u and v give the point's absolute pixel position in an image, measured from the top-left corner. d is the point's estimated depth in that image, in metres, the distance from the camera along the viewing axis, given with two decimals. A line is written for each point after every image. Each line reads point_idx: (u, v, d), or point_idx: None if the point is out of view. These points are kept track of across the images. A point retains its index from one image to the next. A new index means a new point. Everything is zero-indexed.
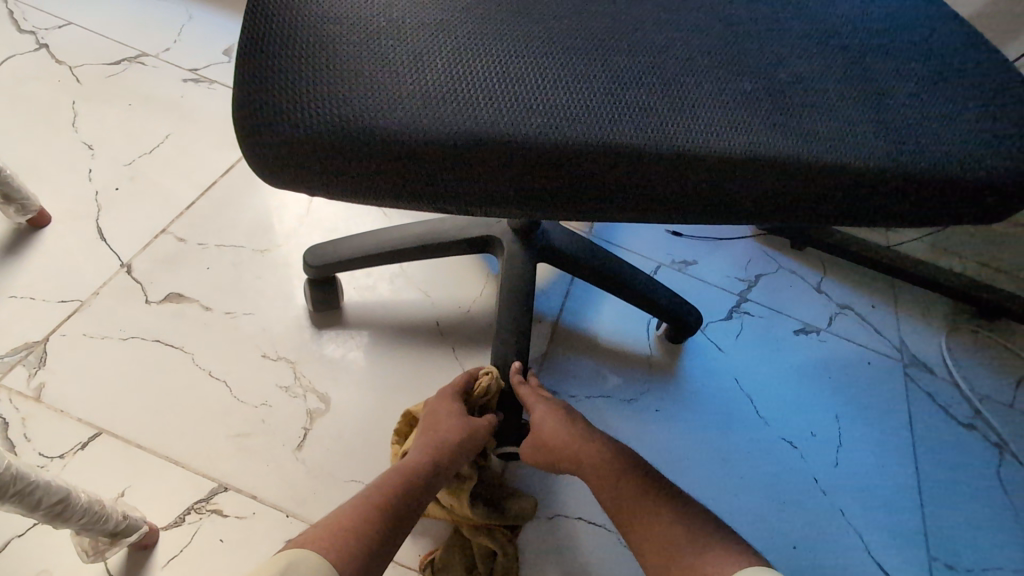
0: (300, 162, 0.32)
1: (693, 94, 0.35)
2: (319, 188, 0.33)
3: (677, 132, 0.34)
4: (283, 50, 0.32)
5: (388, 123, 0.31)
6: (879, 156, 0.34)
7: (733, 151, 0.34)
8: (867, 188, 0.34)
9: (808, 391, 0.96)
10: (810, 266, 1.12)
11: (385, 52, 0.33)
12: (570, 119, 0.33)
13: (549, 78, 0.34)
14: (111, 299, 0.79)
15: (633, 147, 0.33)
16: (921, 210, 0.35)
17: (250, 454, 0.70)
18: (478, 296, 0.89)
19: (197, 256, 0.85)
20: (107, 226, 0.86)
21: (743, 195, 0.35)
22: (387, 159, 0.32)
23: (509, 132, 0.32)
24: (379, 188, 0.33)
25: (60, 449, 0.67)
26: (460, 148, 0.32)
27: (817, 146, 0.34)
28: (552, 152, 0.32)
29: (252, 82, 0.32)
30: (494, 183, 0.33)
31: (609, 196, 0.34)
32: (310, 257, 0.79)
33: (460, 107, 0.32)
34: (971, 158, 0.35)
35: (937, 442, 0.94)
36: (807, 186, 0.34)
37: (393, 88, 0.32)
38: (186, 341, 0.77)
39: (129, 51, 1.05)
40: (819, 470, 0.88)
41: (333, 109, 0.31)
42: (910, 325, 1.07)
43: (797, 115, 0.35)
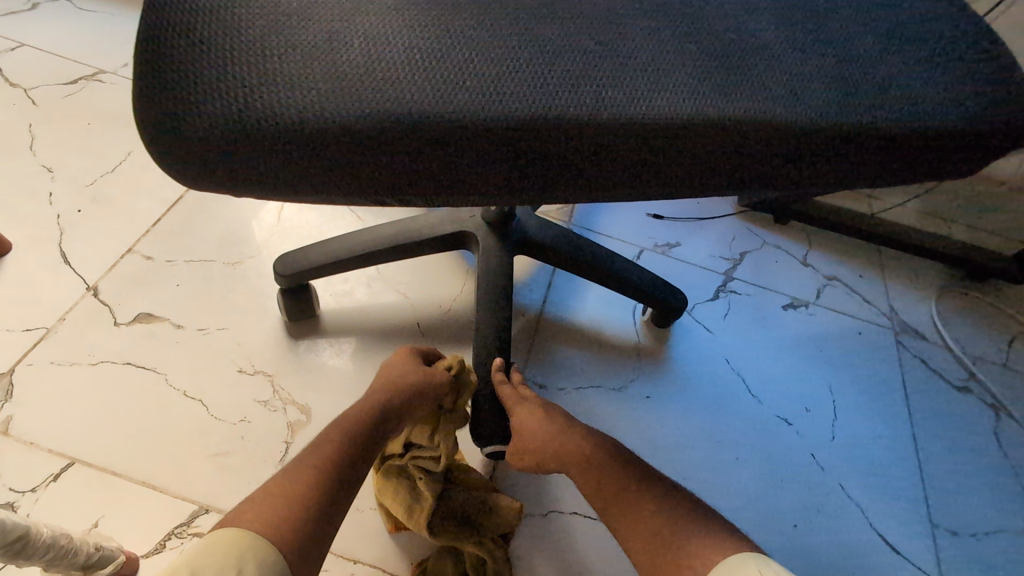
0: (214, 161, 0.30)
1: (629, 61, 0.34)
2: (241, 187, 0.32)
3: (613, 99, 0.32)
4: (186, 43, 0.30)
5: (304, 113, 0.30)
6: (827, 114, 0.34)
7: (673, 116, 0.33)
8: (823, 148, 0.34)
9: (799, 366, 0.95)
10: (794, 240, 1.11)
11: (298, 38, 0.32)
12: (499, 98, 0.31)
13: (475, 51, 0.33)
14: (78, 324, 0.77)
15: (567, 118, 0.32)
16: (872, 165, 0.35)
17: (231, 472, 0.68)
18: (459, 295, 0.87)
19: (166, 273, 0.83)
20: (71, 249, 0.83)
21: (689, 162, 0.34)
22: (306, 153, 0.30)
23: (435, 116, 0.31)
24: (304, 184, 0.31)
25: (31, 482, 0.65)
26: (385, 131, 0.30)
27: (764, 106, 0.33)
28: (482, 128, 0.31)
29: (152, 80, 0.30)
30: (425, 169, 0.32)
31: (547, 175, 0.33)
32: (280, 265, 0.77)
33: (381, 91, 0.31)
34: (927, 111, 0.34)
35: (932, 406, 0.93)
36: (756, 149, 0.34)
37: (308, 76, 0.31)
38: (158, 362, 0.75)
39: (86, 69, 1.02)
40: (816, 445, 0.87)
41: (242, 102, 0.30)
42: (898, 291, 1.07)
43: (743, 75, 0.34)
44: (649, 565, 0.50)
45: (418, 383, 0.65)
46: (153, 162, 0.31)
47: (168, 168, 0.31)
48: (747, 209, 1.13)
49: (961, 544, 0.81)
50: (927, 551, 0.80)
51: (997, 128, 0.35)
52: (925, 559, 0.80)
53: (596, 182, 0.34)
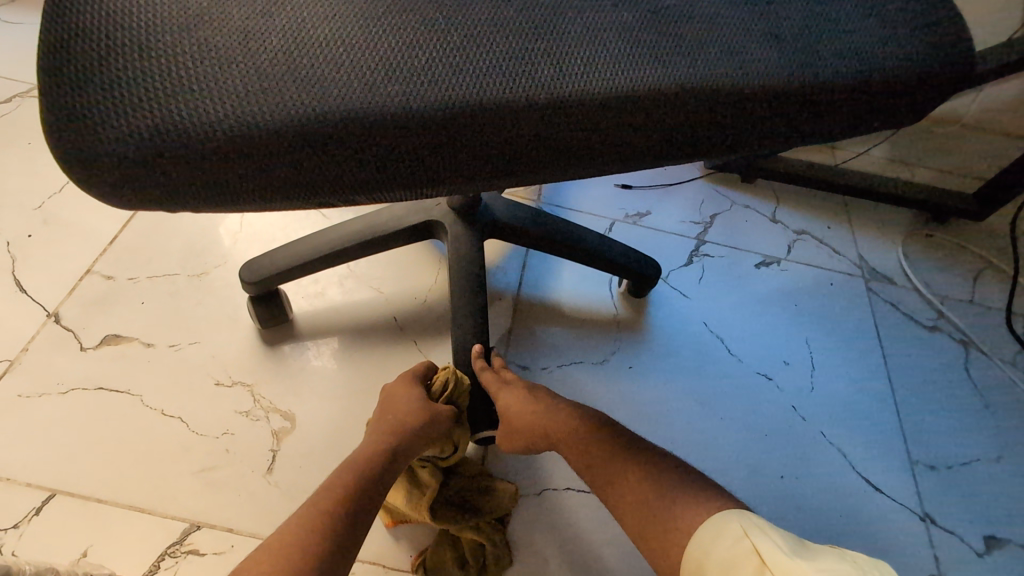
0: (142, 178, 0.29)
1: (563, 36, 0.33)
2: (176, 204, 0.30)
3: (547, 78, 0.32)
4: (96, 59, 0.29)
5: (230, 119, 0.29)
6: (769, 75, 0.34)
7: (610, 90, 0.32)
8: (770, 107, 0.34)
9: (775, 322, 0.96)
10: (762, 198, 1.12)
11: (215, 41, 0.30)
12: (432, 86, 0.31)
13: (401, 38, 0.32)
14: (43, 353, 0.74)
15: (502, 102, 0.31)
16: (820, 120, 0.35)
17: (219, 487, 0.68)
18: (433, 285, 0.86)
19: (130, 292, 0.80)
20: (26, 276, 0.80)
21: (632, 135, 0.33)
22: (237, 162, 0.29)
23: (368, 111, 0.30)
24: (241, 193, 0.30)
25: (13, 518, 0.64)
26: (315, 133, 0.29)
27: (703, 71, 0.33)
28: (415, 120, 0.30)
29: (65, 102, 0.28)
30: (365, 167, 0.31)
31: (492, 161, 0.32)
32: (246, 273, 0.75)
33: (309, 89, 0.30)
34: (870, 63, 0.34)
35: (905, 348, 0.96)
36: (700, 116, 0.33)
37: (230, 80, 0.29)
38: (132, 383, 0.73)
39: (19, 86, 0.97)
40: (796, 397, 0.89)
41: (163, 114, 0.28)
42: (866, 240, 1.09)
43: (679, 41, 0.34)
44: (638, 532, 0.51)
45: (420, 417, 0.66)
46: (75, 186, 0.29)
47: (94, 191, 0.29)
48: (714, 171, 1.13)
49: (941, 477, 0.84)
50: (909, 487, 0.83)
51: (940, 73, 0.35)
52: (907, 495, 0.83)
53: (543, 163, 0.33)
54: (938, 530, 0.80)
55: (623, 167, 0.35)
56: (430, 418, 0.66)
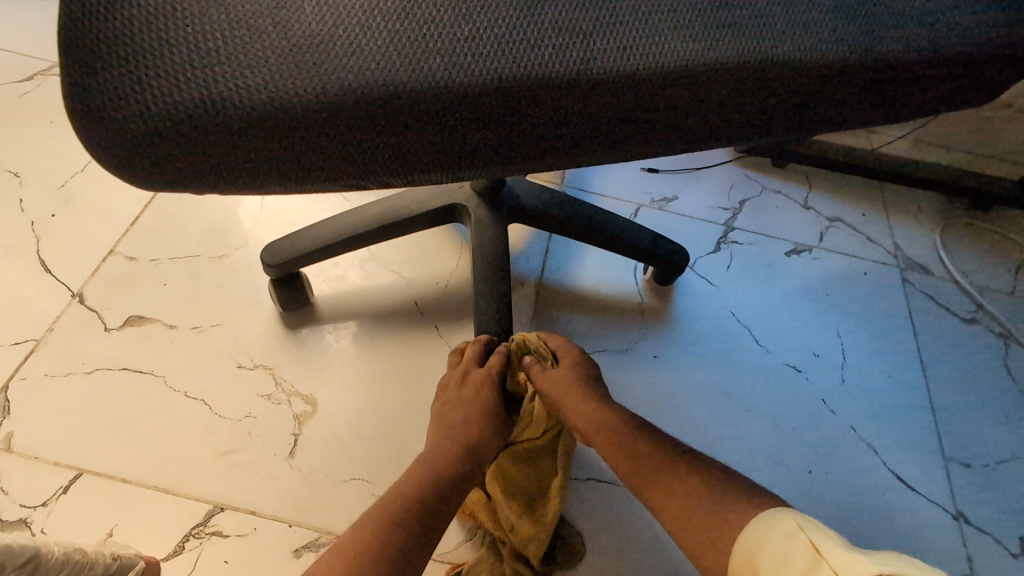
0: (166, 155, 0.28)
1: (609, 4, 0.31)
2: (199, 182, 0.29)
3: (602, 47, 0.30)
4: (109, 25, 0.27)
5: (258, 93, 0.27)
6: (837, 47, 0.31)
7: (668, 62, 0.30)
8: (831, 83, 0.32)
9: (805, 311, 0.93)
10: (794, 183, 1.08)
11: (239, 9, 0.28)
12: (471, 58, 0.29)
13: (445, 3, 0.30)
14: (68, 332, 0.74)
15: (554, 74, 0.29)
16: (881, 100, 0.33)
17: (242, 469, 0.68)
18: (455, 269, 0.85)
19: (151, 273, 0.80)
20: (50, 257, 0.80)
21: (689, 114, 0.31)
22: (263, 139, 0.27)
23: (403, 86, 0.28)
24: (271, 175, 0.29)
25: (41, 496, 0.64)
26: (357, 108, 0.28)
27: (768, 40, 0.31)
28: (462, 93, 0.28)
29: (79, 72, 0.27)
30: (398, 146, 0.29)
31: (532, 140, 0.31)
32: (268, 256, 0.74)
33: (340, 61, 0.28)
34: (936, 33, 0.32)
35: (941, 341, 0.92)
36: (764, 91, 0.31)
37: (262, 52, 0.28)
38: (155, 364, 0.73)
39: (39, 64, 0.96)
40: (826, 390, 0.87)
41: (186, 86, 0.27)
42: (903, 227, 1.04)
43: (740, 7, 0.32)
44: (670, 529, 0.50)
45: (475, 401, 0.65)
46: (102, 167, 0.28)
47: (113, 169, 0.28)
48: (744, 154, 1.09)
49: (974, 476, 0.82)
50: (942, 486, 0.81)
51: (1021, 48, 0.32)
52: (940, 494, 0.80)
53: (585, 143, 0.31)
54: (972, 530, 0.78)
55: (668, 147, 0.33)
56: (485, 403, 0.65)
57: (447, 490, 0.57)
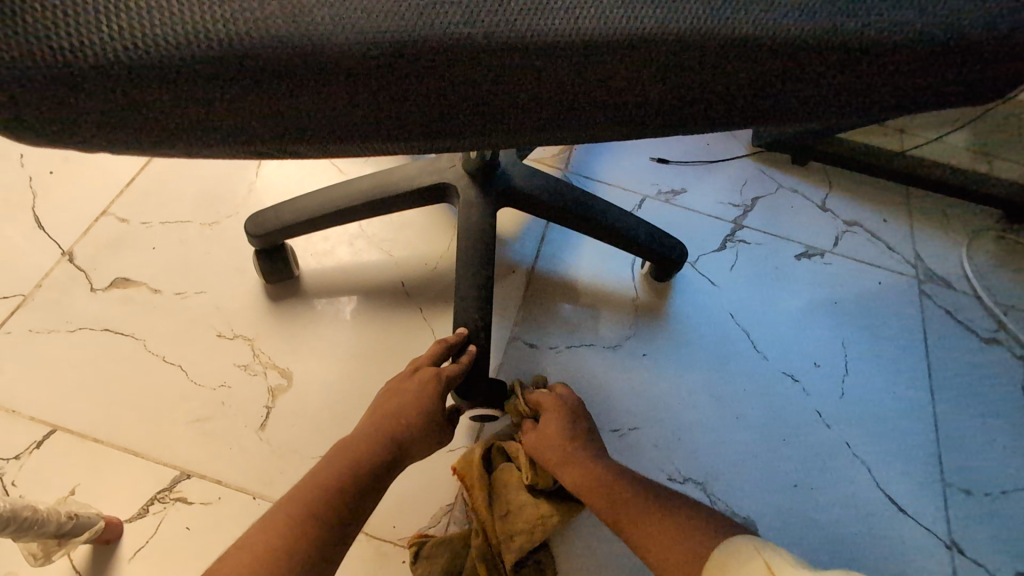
0: (6, 94, 0.24)
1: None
2: (76, 139, 0.27)
3: (527, 13, 0.28)
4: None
5: (143, 37, 0.25)
6: (794, 28, 0.29)
7: (599, 33, 0.29)
8: (777, 71, 0.30)
9: (808, 318, 0.89)
10: (813, 183, 1.02)
11: None
12: (391, 15, 0.28)
13: None
14: (55, 290, 0.75)
15: (475, 38, 0.28)
16: (854, 88, 0.31)
17: (211, 438, 0.68)
18: (445, 252, 0.83)
19: (142, 236, 0.80)
20: (45, 214, 0.81)
21: (621, 94, 0.30)
22: (151, 86, 0.26)
23: (315, 44, 0.27)
24: (160, 139, 0.28)
25: (15, 449, 0.65)
26: (265, 67, 0.27)
27: (713, 14, 0.29)
28: (373, 55, 0.27)
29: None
30: (306, 109, 0.28)
31: (451, 111, 0.30)
32: (251, 226, 0.73)
33: (252, 7, 0.26)
34: (911, 21, 0.29)
35: (955, 360, 0.87)
36: (707, 73, 0.30)
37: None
38: (137, 328, 0.74)
39: None
40: (822, 402, 0.83)
41: (46, 16, 0.24)
42: (926, 236, 0.98)
43: None
44: None
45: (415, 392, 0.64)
46: None
47: None
48: (762, 150, 1.04)
49: (976, 505, 0.77)
50: (938, 512, 0.76)
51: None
52: (934, 520, 0.76)
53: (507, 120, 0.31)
54: (965, 560, 0.74)
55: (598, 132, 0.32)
56: (429, 397, 0.63)
57: (372, 474, 0.58)
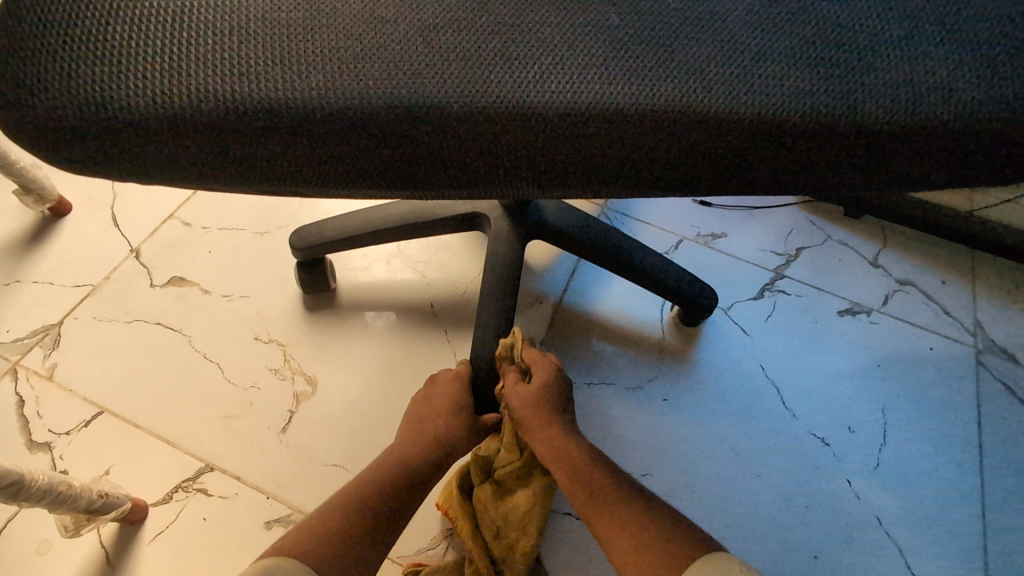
0: (87, 141, 0.30)
1: (547, 35, 0.31)
2: (135, 175, 0.32)
3: (532, 89, 0.30)
4: (61, 21, 0.30)
5: (186, 98, 0.29)
6: (800, 108, 0.30)
7: (600, 109, 0.30)
8: (778, 149, 0.31)
9: (847, 379, 0.84)
10: (866, 237, 0.98)
11: (183, 19, 0.30)
12: (406, 84, 0.30)
13: (384, 31, 0.31)
14: (120, 283, 0.83)
15: (482, 112, 0.30)
16: (861, 166, 0.31)
17: (237, 435, 0.72)
18: (475, 277, 0.85)
19: (200, 240, 0.87)
20: (120, 213, 0.89)
21: (623, 164, 0.32)
22: (190, 137, 0.30)
23: (338, 110, 0.30)
24: (203, 180, 0.32)
25: (67, 426, 0.72)
26: (295, 128, 0.30)
27: (715, 95, 0.30)
28: (389, 122, 0.30)
29: (6, 63, 0.29)
30: (330, 163, 0.31)
31: (448, 167, 0.32)
32: (296, 239, 0.78)
33: (275, 67, 0.30)
34: (900, 104, 0.30)
35: (1012, 443, 0.80)
36: (708, 148, 0.31)
37: (202, 66, 0.30)
38: (185, 324, 0.80)
39: None
40: (854, 470, 0.78)
41: (117, 84, 0.29)
42: (990, 304, 0.91)
43: (692, 55, 0.31)
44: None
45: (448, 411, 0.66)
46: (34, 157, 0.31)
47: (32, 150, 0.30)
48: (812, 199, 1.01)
49: None
50: None
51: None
52: None
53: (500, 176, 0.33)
54: None
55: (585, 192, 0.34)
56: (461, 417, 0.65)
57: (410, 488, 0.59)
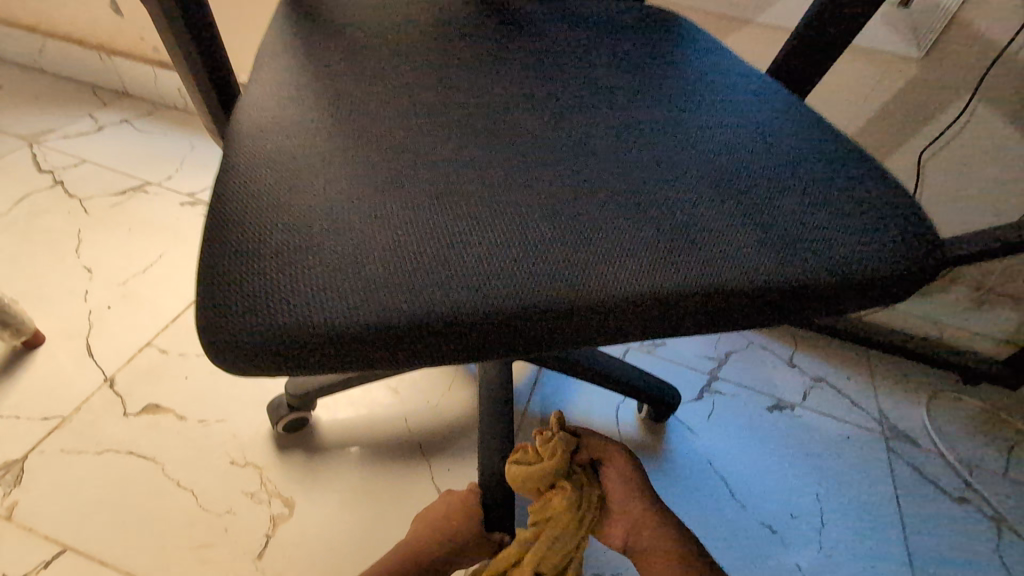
0: (283, 342, 0.29)
1: (659, 239, 0.36)
2: (316, 369, 0.31)
3: (674, 263, 0.35)
4: (238, 264, 0.31)
5: (375, 286, 0.31)
6: (854, 256, 0.37)
7: (729, 272, 0.35)
8: (863, 287, 0.37)
9: (784, 470, 0.94)
10: (781, 340, 1.14)
11: (352, 222, 0.33)
12: (570, 263, 0.33)
13: (531, 223, 0.35)
14: (91, 413, 0.83)
15: (639, 284, 0.34)
16: (903, 286, 0.38)
17: (210, 566, 0.71)
18: (445, 391, 0.92)
19: (177, 366, 0.90)
20: (95, 342, 0.91)
21: (758, 312, 0.36)
22: (429, 343, 0.31)
23: (515, 285, 0.32)
24: (385, 364, 0.31)
25: (23, 570, 0.69)
26: (483, 303, 0.31)
27: (805, 254, 0.36)
28: (564, 294, 0.32)
29: (213, 288, 0.30)
30: (514, 333, 0.32)
31: (622, 331, 0.34)
32: (289, 388, 0.80)
33: (455, 251, 0.33)
34: (906, 241, 0.39)
35: (928, 519, 0.90)
36: (819, 292, 0.36)
37: (382, 258, 0.32)
38: (157, 452, 0.80)
39: (134, 182, 1.22)
40: (802, 556, 0.85)
41: (311, 282, 0.30)
42: (888, 395, 1.07)
43: (772, 226, 0.38)
44: None
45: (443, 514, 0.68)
46: (217, 367, 0.30)
47: (222, 360, 0.30)
48: None
49: None
50: None
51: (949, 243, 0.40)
52: None
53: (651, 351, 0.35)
54: None
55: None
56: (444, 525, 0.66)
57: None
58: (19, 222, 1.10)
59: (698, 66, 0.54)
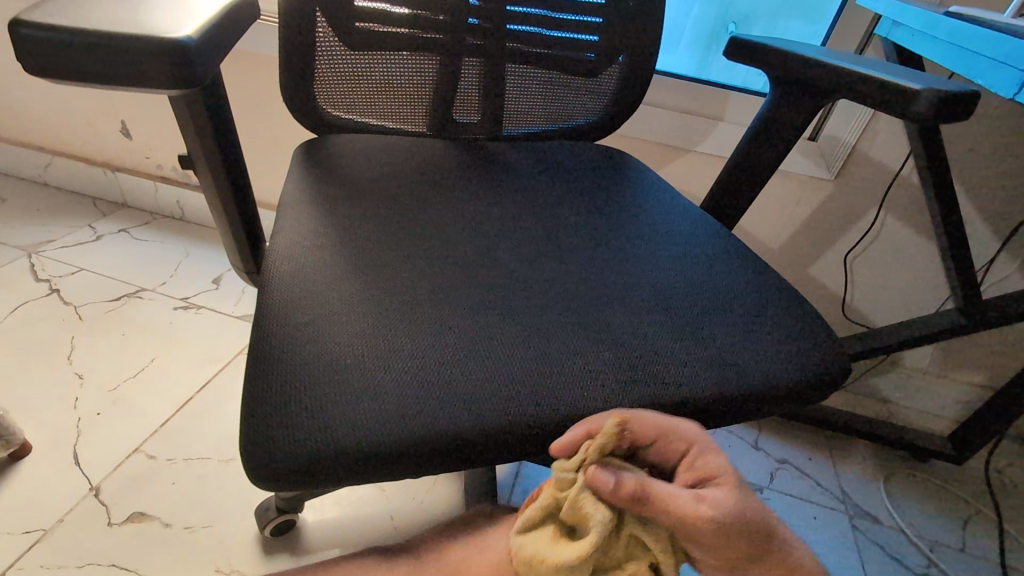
0: (314, 463, 0.36)
1: (617, 361, 0.44)
2: (341, 485, 0.37)
3: (631, 383, 0.43)
4: (268, 398, 0.38)
5: (390, 412, 0.38)
6: (772, 369, 0.46)
7: (675, 389, 0.43)
8: (782, 395, 0.46)
9: None
10: (746, 424, 1.21)
11: (369, 356, 0.41)
12: (547, 385, 0.41)
13: (514, 350, 0.43)
14: (74, 525, 0.83)
15: (603, 401, 0.41)
16: (815, 390, 0.47)
17: None
18: (430, 488, 0.95)
19: (165, 472, 0.92)
20: (82, 450, 0.93)
21: (700, 419, 0.44)
22: (435, 459, 0.38)
23: (503, 407, 0.40)
24: (397, 477, 0.38)
25: None
26: (478, 423, 0.38)
27: (733, 370, 0.45)
28: (543, 412, 0.40)
29: (255, 419, 0.37)
30: (504, 446, 0.39)
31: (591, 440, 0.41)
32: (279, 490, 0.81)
33: (454, 379, 0.40)
34: (812, 353, 0.48)
35: None
36: (748, 401, 0.44)
37: (395, 387, 0.39)
38: (141, 563, 0.80)
39: (130, 288, 1.28)
40: None
41: (337, 411, 0.37)
42: (848, 474, 1.12)
43: (706, 345, 0.47)
44: None
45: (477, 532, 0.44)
46: (257, 486, 0.36)
47: (263, 481, 0.36)
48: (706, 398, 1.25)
49: None
50: None
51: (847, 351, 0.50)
52: None
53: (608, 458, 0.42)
54: None
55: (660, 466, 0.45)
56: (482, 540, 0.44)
57: None
58: (13, 331, 1.14)
59: (642, 204, 0.67)
